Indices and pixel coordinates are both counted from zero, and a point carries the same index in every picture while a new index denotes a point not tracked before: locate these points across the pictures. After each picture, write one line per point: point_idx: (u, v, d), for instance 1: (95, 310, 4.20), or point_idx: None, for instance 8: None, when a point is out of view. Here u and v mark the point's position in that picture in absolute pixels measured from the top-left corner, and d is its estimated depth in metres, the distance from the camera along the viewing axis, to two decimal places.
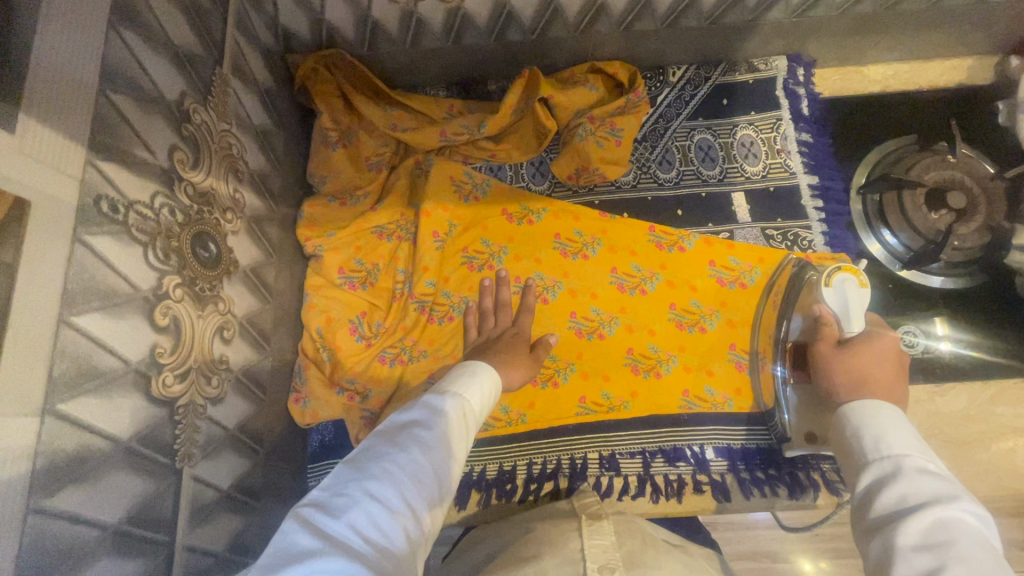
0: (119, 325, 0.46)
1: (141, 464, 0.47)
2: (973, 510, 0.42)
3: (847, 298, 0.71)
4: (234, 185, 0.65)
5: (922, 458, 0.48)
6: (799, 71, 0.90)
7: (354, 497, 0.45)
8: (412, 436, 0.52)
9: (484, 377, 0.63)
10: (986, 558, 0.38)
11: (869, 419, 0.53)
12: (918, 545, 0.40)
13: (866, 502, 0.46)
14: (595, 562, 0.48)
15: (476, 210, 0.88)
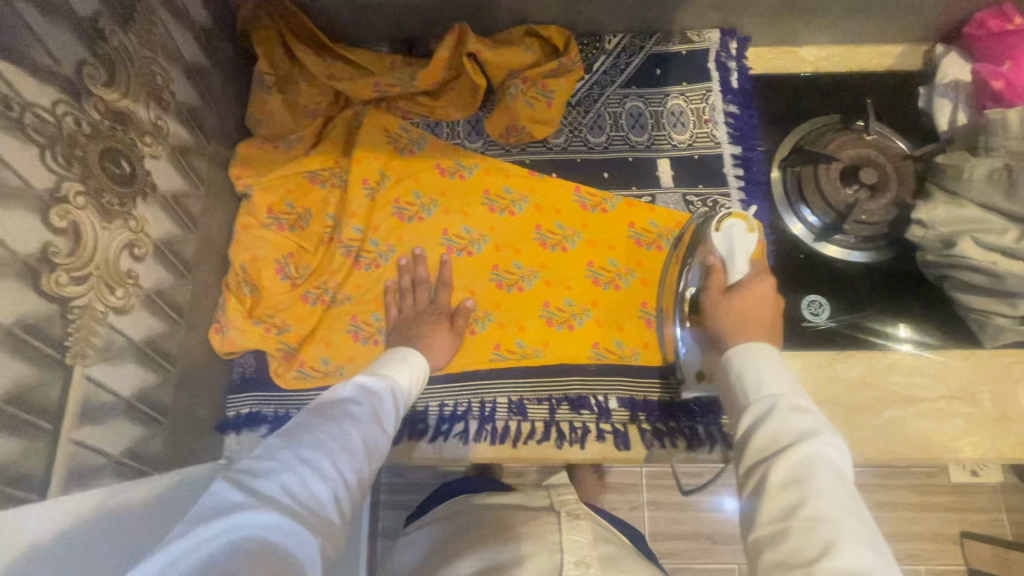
0: (9, 216, 0.49)
1: (25, 350, 0.50)
2: (835, 444, 0.48)
3: (733, 242, 0.76)
4: (157, 113, 0.68)
5: (796, 396, 0.53)
6: (731, 45, 0.94)
7: (285, 463, 0.47)
8: (343, 411, 0.55)
9: (412, 365, 0.71)
10: (839, 489, 0.45)
11: (750, 362, 0.57)
12: (786, 480, 0.46)
13: (747, 441, 0.51)
14: (574, 558, 0.64)
15: (409, 163, 0.91)
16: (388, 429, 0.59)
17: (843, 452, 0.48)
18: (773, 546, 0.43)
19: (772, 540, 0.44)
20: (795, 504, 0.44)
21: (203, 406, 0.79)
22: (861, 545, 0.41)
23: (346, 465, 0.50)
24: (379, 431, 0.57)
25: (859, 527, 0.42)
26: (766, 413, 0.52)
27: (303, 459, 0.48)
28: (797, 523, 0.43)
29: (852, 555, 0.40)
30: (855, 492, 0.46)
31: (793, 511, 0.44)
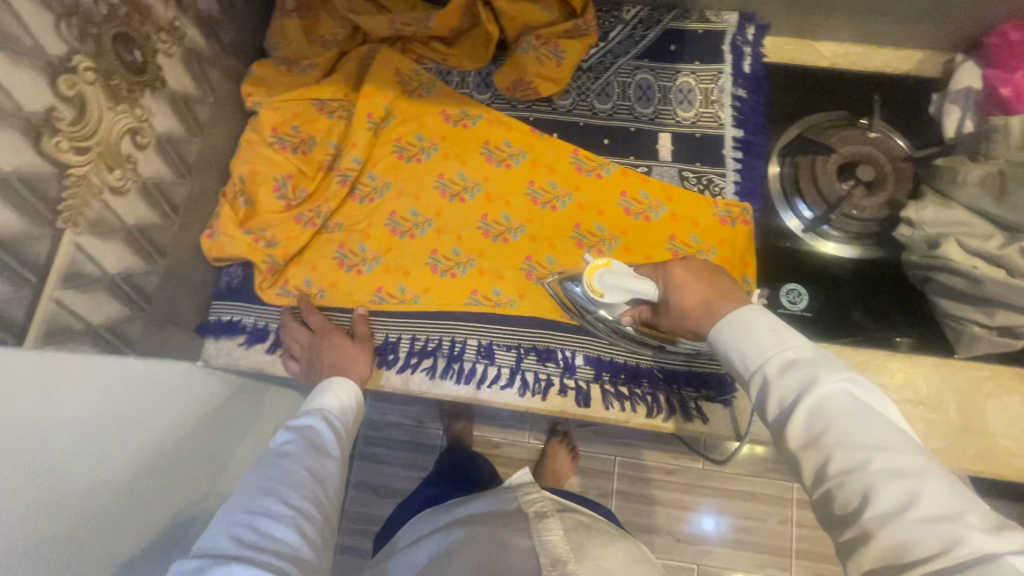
0: (17, 71, 0.52)
1: (18, 201, 0.53)
2: (836, 381, 0.52)
3: (621, 282, 0.73)
4: (175, 14, 0.71)
5: (782, 347, 0.56)
6: (749, 29, 0.93)
7: (236, 523, 0.57)
8: (280, 459, 0.66)
9: (345, 388, 0.78)
10: (851, 431, 0.49)
11: (731, 335, 0.59)
12: (806, 444, 0.51)
13: (763, 412, 0.55)
14: (546, 558, 0.69)
15: (416, 106, 0.93)
16: (331, 454, 0.70)
17: (846, 381, 0.52)
18: (830, 511, 0.49)
19: (827, 507, 0.49)
20: (824, 467, 0.49)
21: (186, 306, 0.82)
22: (892, 480, 0.46)
23: (295, 499, 0.62)
24: (320, 459, 0.68)
25: (884, 459, 0.47)
26: (766, 383, 0.55)
27: (254, 512, 0.58)
28: (834, 484, 0.48)
29: (889, 495, 0.45)
30: (868, 416, 0.50)
31: (824, 474, 0.49)
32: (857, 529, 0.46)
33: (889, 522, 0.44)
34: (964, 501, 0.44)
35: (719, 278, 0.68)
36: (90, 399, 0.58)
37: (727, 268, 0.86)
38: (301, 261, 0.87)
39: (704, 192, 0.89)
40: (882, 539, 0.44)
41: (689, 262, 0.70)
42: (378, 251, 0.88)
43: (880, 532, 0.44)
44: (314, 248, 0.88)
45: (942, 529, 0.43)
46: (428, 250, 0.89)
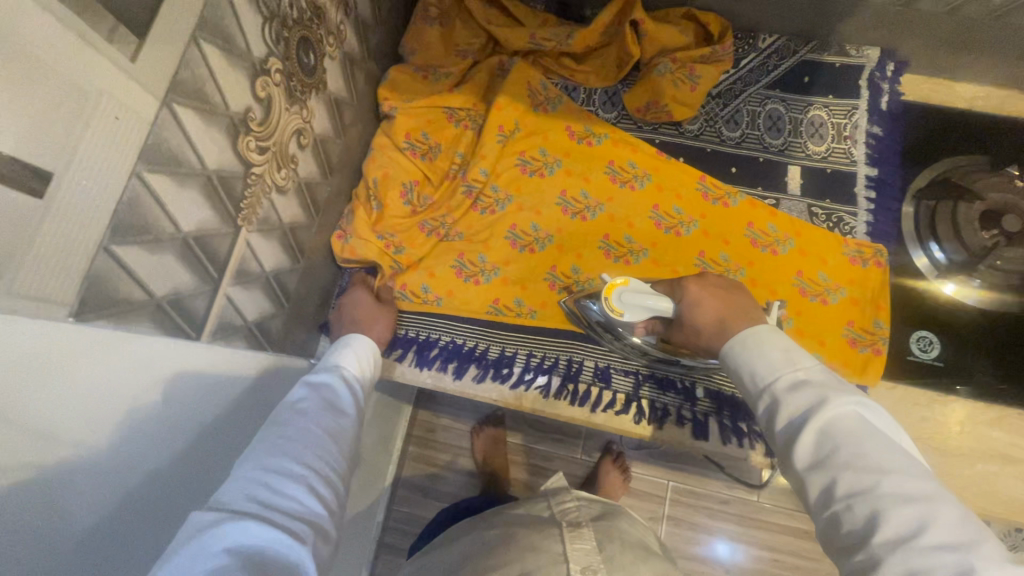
0: (230, 72, 0.52)
1: (216, 199, 0.54)
2: (848, 404, 0.48)
3: (641, 302, 0.69)
4: (342, 18, 0.72)
5: (793, 367, 0.52)
6: (890, 66, 0.91)
7: (253, 480, 0.49)
8: (297, 414, 0.57)
9: (361, 347, 0.73)
10: (863, 452, 0.45)
11: (739, 352, 0.56)
12: (813, 465, 0.47)
13: (773, 433, 0.51)
14: (578, 564, 0.64)
15: (541, 120, 0.92)
16: (348, 414, 0.62)
17: (859, 405, 0.48)
18: (836, 538, 0.44)
19: (833, 534, 0.45)
20: (830, 490, 0.45)
21: (312, 305, 0.82)
22: (902, 506, 0.42)
23: (313, 461, 0.54)
24: (334, 415, 0.60)
25: (894, 484, 0.43)
26: (774, 404, 0.51)
27: (272, 471, 0.50)
28: (841, 508, 0.44)
29: (898, 521, 0.41)
30: (882, 440, 0.46)
31: (830, 498, 0.45)
32: (864, 556, 0.42)
33: (900, 551, 0.40)
34: (979, 534, 0.40)
35: (737, 295, 0.66)
36: (95, 403, 0.41)
37: (857, 309, 0.84)
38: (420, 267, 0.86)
39: (834, 230, 0.87)
40: (890, 567, 0.40)
41: (708, 278, 0.67)
42: (499, 263, 0.88)
43: (889, 559, 0.40)
44: (432, 254, 0.88)
45: (954, 560, 0.38)
46: (547, 266, 0.88)
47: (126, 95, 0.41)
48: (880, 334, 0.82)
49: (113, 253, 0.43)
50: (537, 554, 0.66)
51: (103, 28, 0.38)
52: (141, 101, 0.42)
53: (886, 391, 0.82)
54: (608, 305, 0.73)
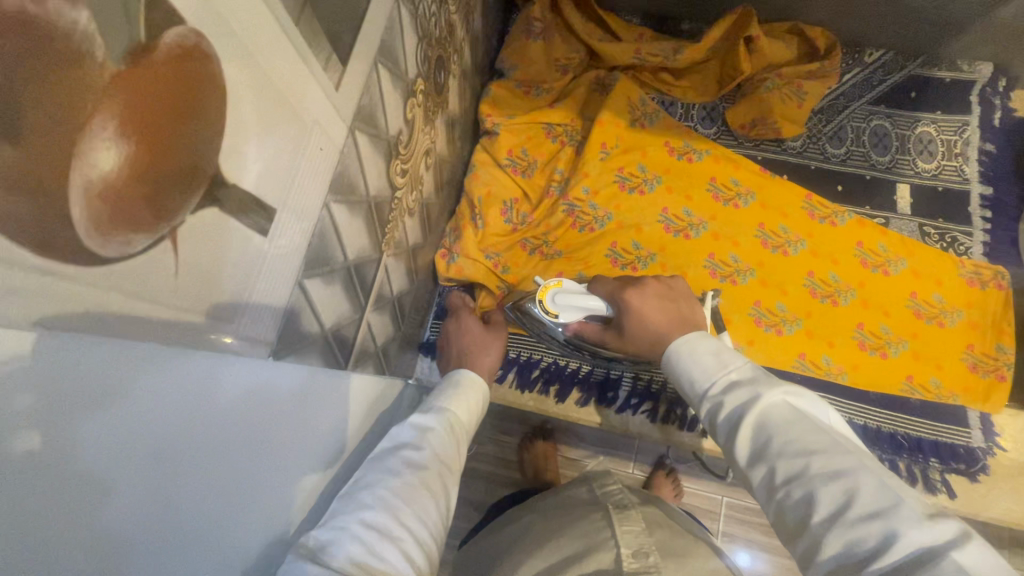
0: (393, 96, 0.50)
1: (371, 227, 0.52)
2: (778, 393, 0.44)
3: (573, 302, 0.67)
4: (464, 34, 0.70)
5: (726, 370, 0.49)
6: (1002, 82, 0.88)
7: (346, 530, 0.38)
8: (410, 464, 0.45)
9: (471, 389, 0.58)
10: (792, 438, 0.41)
11: (673, 366, 0.54)
12: (752, 459, 0.43)
13: (719, 436, 0.47)
14: (629, 547, 0.58)
15: (641, 137, 0.90)
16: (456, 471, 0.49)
17: (789, 391, 0.44)
18: (784, 529, 0.40)
19: (781, 526, 0.40)
20: (770, 480, 0.41)
21: (415, 323, 0.81)
22: (830, 482, 0.38)
23: (411, 523, 0.41)
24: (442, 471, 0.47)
25: (825, 462, 0.39)
26: (713, 409, 0.48)
27: (369, 525, 0.39)
28: (781, 495, 0.40)
29: (829, 500, 0.37)
30: (815, 423, 0.42)
31: (772, 486, 0.41)
32: (807, 542, 0.37)
33: (834, 528, 0.36)
34: (902, 494, 0.35)
35: (677, 304, 0.64)
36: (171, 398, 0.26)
37: (976, 333, 0.81)
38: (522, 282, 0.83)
39: (948, 250, 0.85)
40: (830, 546, 0.36)
41: (646, 287, 0.65)
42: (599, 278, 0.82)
43: (827, 540, 0.36)
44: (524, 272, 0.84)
45: (880, 526, 0.34)
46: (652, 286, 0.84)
47: (329, 125, 0.39)
48: (1004, 360, 0.79)
49: (304, 287, 0.41)
50: (586, 535, 0.61)
51: (322, 58, 0.36)
52: (336, 128, 0.40)
53: (1008, 419, 0.77)
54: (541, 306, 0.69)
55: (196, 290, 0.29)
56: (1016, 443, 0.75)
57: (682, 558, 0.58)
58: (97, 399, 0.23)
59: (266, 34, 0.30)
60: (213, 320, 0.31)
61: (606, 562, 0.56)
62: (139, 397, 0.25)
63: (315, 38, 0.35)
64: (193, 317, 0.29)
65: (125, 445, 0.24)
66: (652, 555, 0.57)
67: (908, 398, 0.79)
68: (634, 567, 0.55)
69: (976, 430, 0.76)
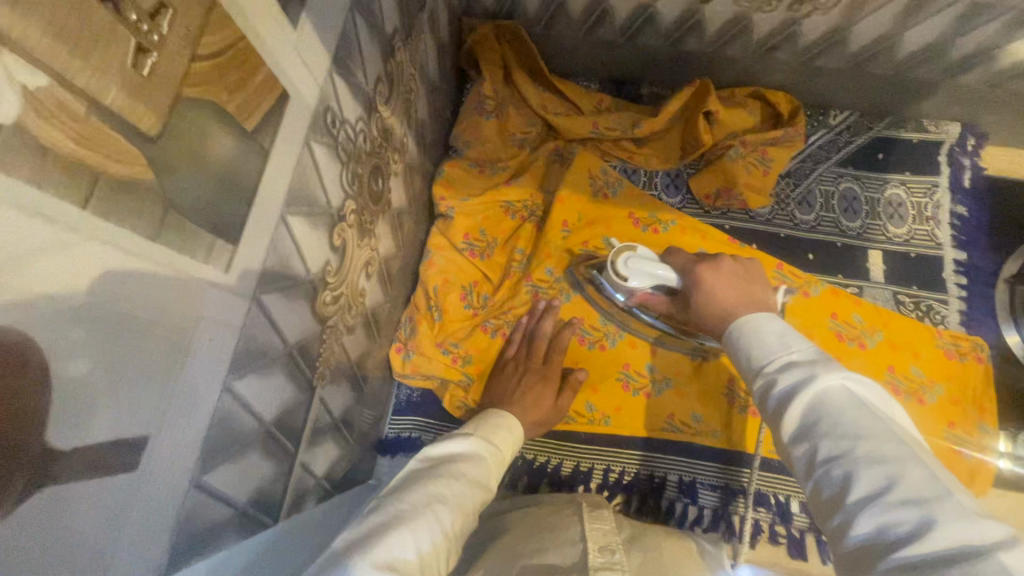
0: (313, 235, 0.46)
1: (296, 372, 0.48)
2: (838, 377, 0.43)
3: (648, 269, 0.69)
4: (405, 129, 0.66)
5: (788, 353, 0.49)
6: (970, 141, 0.86)
7: (404, 514, 0.44)
8: (461, 471, 0.53)
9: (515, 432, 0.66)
10: (843, 419, 0.40)
11: (739, 336, 0.54)
12: (797, 436, 0.43)
13: (767, 413, 0.47)
14: (595, 543, 0.52)
15: (603, 208, 0.86)
16: (490, 496, 0.55)
17: (849, 379, 0.43)
18: (818, 510, 0.39)
19: (817, 506, 0.40)
20: (811, 457, 0.41)
21: (369, 423, 0.76)
22: (874, 464, 0.37)
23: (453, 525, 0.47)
24: (482, 491, 0.54)
25: (872, 445, 0.38)
26: (767, 385, 0.47)
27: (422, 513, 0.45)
28: (821, 473, 0.39)
29: (869, 480, 0.36)
30: (875, 413, 0.41)
31: (812, 464, 0.40)
32: (839, 520, 0.37)
33: (868, 506, 0.35)
34: (947, 488, 0.34)
35: (750, 286, 0.67)
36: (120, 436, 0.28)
37: (957, 408, 0.78)
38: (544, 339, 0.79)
39: (924, 320, 0.82)
40: (860, 525, 0.35)
41: (721, 266, 0.68)
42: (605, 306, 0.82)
43: (861, 519, 0.35)
44: (511, 354, 0.79)
45: (918, 514, 0.33)
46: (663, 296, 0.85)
47: (221, 311, 0.35)
48: (985, 437, 0.76)
49: (203, 485, 0.37)
50: (556, 536, 0.55)
51: (201, 252, 0.32)
52: (231, 308, 0.36)
53: (998, 498, 0.76)
54: (613, 267, 0.69)
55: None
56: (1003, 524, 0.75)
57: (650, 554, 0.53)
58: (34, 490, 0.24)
59: (110, 271, 0.26)
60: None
61: (569, 557, 0.50)
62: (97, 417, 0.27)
63: (187, 237, 0.31)
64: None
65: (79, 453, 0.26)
66: (619, 552, 0.51)
67: None
68: (598, 563, 0.49)
69: None
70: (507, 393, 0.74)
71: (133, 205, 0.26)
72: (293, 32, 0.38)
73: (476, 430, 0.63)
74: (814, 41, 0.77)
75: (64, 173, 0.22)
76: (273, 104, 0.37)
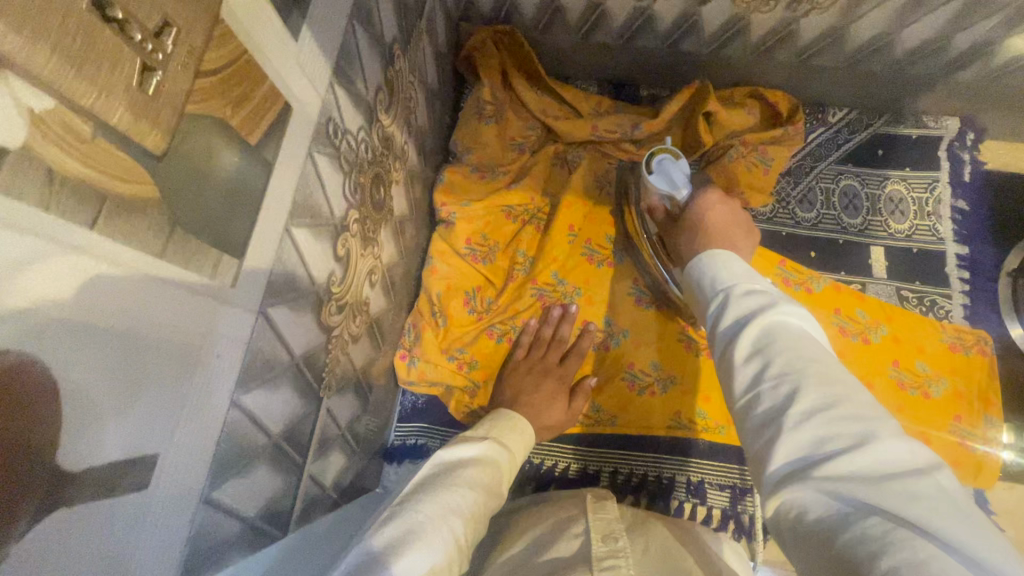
0: (317, 247, 0.46)
1: (303, 384, 0.48)
2: (798, 316, 0.43)
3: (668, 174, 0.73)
4: (405, 137, 0.66)
5: (752, 286, 0.48)
6: (970, 135, 0.86)
7: (421, 525, 0.44)
8: (474, 477, 0.53)
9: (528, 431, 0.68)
10: (798, 345, 0.40)
11: (718, 260, 0.53)
12: (748, 355, 0.41)
13: (724, 335, 0.45)
14: (598, 532, 0.53)
15: (605, 209, 0.86)
16: (500, 502, 0.55)
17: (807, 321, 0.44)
18: (750, 418, 0.38)
19: (751, 417, 0.39)
20: (759, 372, 0.40)
21: (375, 431, 0.76)
22: (823, 384, 0.36)
23: (466, 534, 0.47)
24: (494, 498, 0.54)
25: (823, 368, 0.38)
26: (729, 310, 0.46)
27: (437, 522, 0.45)
28: (766, 387, 0.38)
29: (816, 397, 0.36)
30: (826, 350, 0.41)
31: (758, 380, 0.39)
32: (775, 427, 0.36)
33: (810, 418, 0.35)
34: (887, 416, 0.35)
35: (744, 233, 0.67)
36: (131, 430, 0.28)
37: (963, 402, 0.78)
38: (554, 342, 0.79)
39: (928, 314, 0.82)
40: (799, 433, 0.34)
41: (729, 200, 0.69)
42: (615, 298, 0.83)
43: (799, 428, 0.35)
44: (519, 359, 0.79)
45: (860, 430, 0.33)
46: None
47: (228, 326, 0.35)
48: (991, 430, 0.77)
49: (214, 501, 0.37)
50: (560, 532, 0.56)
51: (208, 269, 0.32)
52: (238, 323, 0.36)
53: (1004, 492, 0.76)
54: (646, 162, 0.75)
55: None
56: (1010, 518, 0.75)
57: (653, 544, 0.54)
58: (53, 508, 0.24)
59: (121, 292, 0.26)
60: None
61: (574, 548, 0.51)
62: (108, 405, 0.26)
63: (193, 255, 0.31)
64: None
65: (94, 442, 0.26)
66: (622, 540, 0.52)
67: None
68: (601, 552, 0.49)
69: None
70: (518, 393, 0.74)
71: (139, 225, 0.26)
72: (294, 44, 0.38)
73: (490, 431, 0.63)
74: (811, 41, 0.77)
75: (72, 198, 0.22)
76: (276, 118, 0.37)
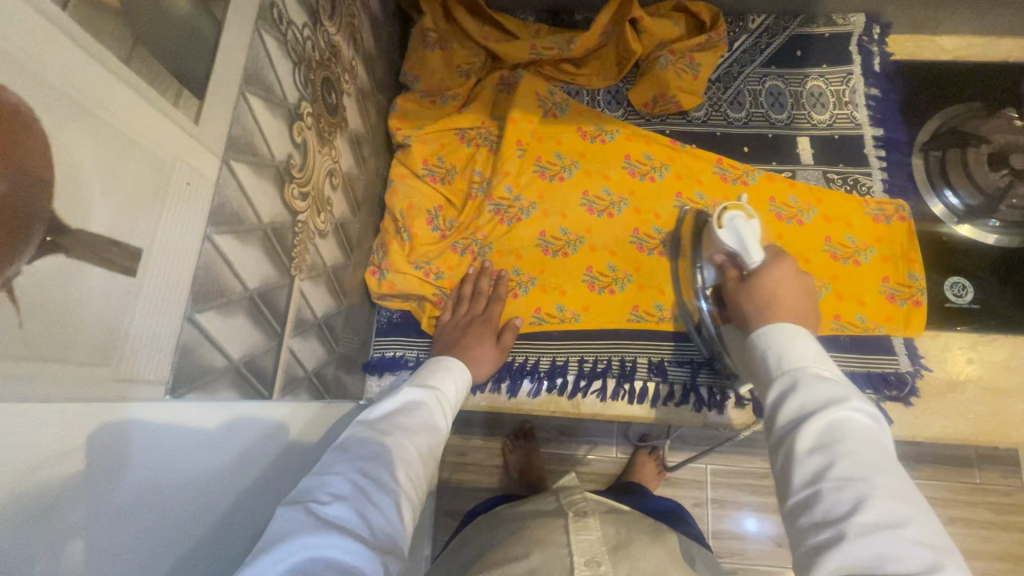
0: (273, 122, 0.51)
1: (273, 252, 0.53)
2: (864, 409, 0.46)
3: (741, 235, 0.73)
4: (353, 52, 0.71)
5: (820, 366, 0.50)
6: (875, 30, 0.94)
7: (350, 478, 0.45)
8: (403, 423, 0.55)
9: (459, 373, 0.69)
10: (865, 449, 0.43)
11: (779, 335, 0.54)
12: (811, 448, 0.44)
13: (790, 416, 0.47)
14: (581, 556, 0.56)
15: (552, 125, 0.92)
16: (437, 440, 0.57)
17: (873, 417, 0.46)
18: (804, 515, 0.42)
19: (808, 511, 0.42)
20: (821, 471, 0.43)
21: (354, 343, 0.80)
22: (894, 501, 0.40)
23: (402, 477, 0.49)
24: (428, 435, 0.55)
25: (890, 484, 0.41)
26: (793, 387, 0.49)
27: (368, 478, 0.46)
28: (828, 487, 0.42)
29: (884, 511, 0.39)
30: (889, 454, 0.44)
31: (819, 477, 0.42)
32: (832, 533, 0.39)
33: (874, 534, 0.38)
34: (949, 547, 0.38)
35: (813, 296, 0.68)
36: (119, 222, 0.33)
37: (890, 265, 0.85)
38: (477, 297, 0.83)
39: (853, 192, 0.89)
40: (861, 547, 0.38)
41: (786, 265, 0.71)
42: (571, 208, 0.88)
43: (862, 540, 0.38)
44: (478, 277, 0.84)
45: (925, 557, 0.37)
46: (626, 191, 0.89)
47: (195, 159, 0.40)
48: (916, 286, 0.84)
49: (198, 322, 0.42)
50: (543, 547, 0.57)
51: (171, 96, 0.37)
52: (205, 163, 0.41)
53: (930, 340, 0.84)
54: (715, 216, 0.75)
55: (32, 341, 0.28)
56: (938, 362, 0.82)
57: (636, 561, 0.56)
58: (59, 244, 0.29)
59: (102, 86, 0.31)
60: (42, 515, 0.28)
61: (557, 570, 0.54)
62: (93, 178, 0.31)
63: (156, 76, 0.35)
64: (13, 413, 0.27)
65: (87, 207, 0.31)
66: (605, 563, 0.55)
67: (836, 336, 0.83)
68: None
69: (903, 357, 0.82)
70: (455, 340, 0.78)
71: (103, 27, 0.31)
72: None
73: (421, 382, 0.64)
74: None
75: None
76: None
